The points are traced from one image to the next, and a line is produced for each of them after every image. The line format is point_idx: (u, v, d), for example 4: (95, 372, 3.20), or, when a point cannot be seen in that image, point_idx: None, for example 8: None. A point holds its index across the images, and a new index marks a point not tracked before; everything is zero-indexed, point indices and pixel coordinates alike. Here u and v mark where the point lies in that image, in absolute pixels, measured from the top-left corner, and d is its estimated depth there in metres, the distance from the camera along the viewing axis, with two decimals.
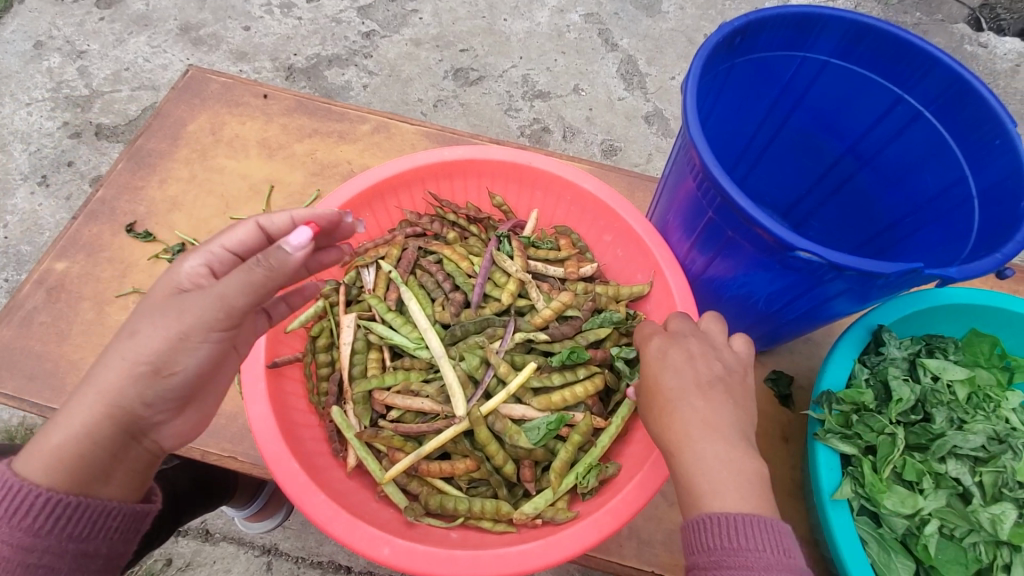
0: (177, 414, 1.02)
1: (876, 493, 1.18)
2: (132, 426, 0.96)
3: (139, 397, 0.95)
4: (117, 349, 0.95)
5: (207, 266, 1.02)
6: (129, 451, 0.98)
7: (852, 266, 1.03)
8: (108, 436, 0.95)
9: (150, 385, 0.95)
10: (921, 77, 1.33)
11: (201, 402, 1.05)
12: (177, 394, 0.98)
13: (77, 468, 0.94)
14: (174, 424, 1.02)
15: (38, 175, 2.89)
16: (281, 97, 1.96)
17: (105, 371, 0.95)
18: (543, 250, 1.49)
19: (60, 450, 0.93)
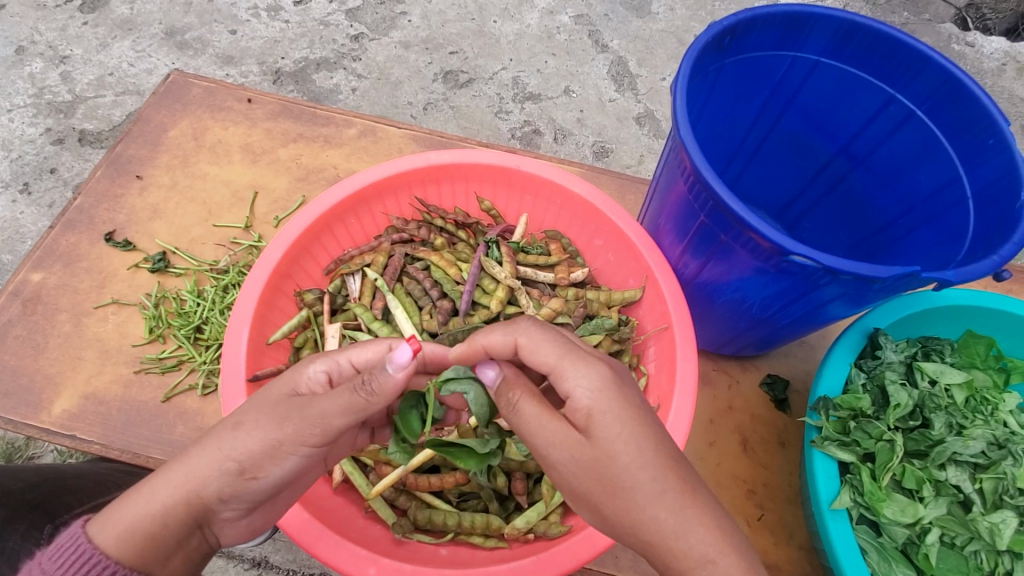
0: (246, 515, 1.00)
1: (875, 501, 1.17)
2: (203, 517, 0.95)
3: (221, 494, 0.93)
4: (218, 439, 0.94)
5: (327, 373, 0.98)
6: (190, 538, 0.96)
7: (847, 270, 1.00)
8: (179, 521, 0.93)
9: (233, 485, 0.93)
10: (913, 76, 1.31)
11: (269, 507, 1.02)
12: (254, 498, 0.96)
13: (145, 545, 0.91)
14: (237, 524, 1.00)
15: (20, 183, 2.83)
16: (265, 101, 1.92)
17: (196, 457, 0.93)
18: (533, 255, 1.46)
19: (135, 528, 0.91)
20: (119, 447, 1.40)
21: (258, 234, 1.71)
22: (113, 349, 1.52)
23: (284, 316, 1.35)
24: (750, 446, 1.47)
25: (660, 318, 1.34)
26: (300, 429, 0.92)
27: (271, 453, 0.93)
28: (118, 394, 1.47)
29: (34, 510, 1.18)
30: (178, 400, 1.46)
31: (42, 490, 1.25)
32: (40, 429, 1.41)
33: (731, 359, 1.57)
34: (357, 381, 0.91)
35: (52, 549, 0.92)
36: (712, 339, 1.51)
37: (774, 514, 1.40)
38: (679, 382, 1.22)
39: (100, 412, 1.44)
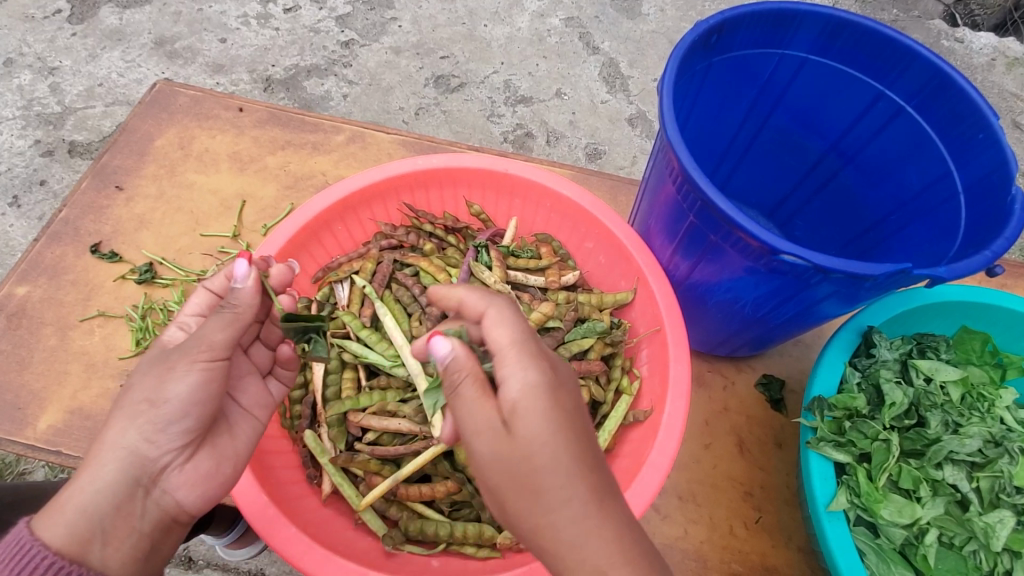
0: (188, 458, 0.97)
1: (873, 502, 1.15)
2: (139, 471, 0.92)
3: (140, 435, 0.92)
4: (125, 409, 0.93)
5: (183, 331, 1.05)
6: (135, 504, 0.91)
7: (838, 268, 0.99)
8: (111, 490, 0.89)
9: (152, 421, 0.92)
10: (901, 71, 1.30)
11: (215, 445, 1.02)
12: (177, 423, 0.94)
13: (82, 522, 0.86)
14: (185, 472, 0.97)
15: (9, 196, 2.81)
16: (253, 109, 1.91)
17: (126, 424, 0.92)
18: (523, 259, 1.44)
19: (83, 508, 0.87)
20: None
21: (246, 242, 1.69)
22: (99, 362, 1.50)
23: None
24: (746, 448, 1.45)
25: (652, 320, 1.32)
26: (192, 349, 0.95)
27: (162, 375, 0.94)
28: (104, 408, 1.44)
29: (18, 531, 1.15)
30: None
31: (23, 508, 1.22)
32: (25, 445, 1.39)
33: (725, 360, 1.56)
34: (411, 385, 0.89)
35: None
36: (706, 340, 1.50)
37: (772, 516, 1.38)
38: (673, 384, 1.21)
39: (87, 427, 1.42)
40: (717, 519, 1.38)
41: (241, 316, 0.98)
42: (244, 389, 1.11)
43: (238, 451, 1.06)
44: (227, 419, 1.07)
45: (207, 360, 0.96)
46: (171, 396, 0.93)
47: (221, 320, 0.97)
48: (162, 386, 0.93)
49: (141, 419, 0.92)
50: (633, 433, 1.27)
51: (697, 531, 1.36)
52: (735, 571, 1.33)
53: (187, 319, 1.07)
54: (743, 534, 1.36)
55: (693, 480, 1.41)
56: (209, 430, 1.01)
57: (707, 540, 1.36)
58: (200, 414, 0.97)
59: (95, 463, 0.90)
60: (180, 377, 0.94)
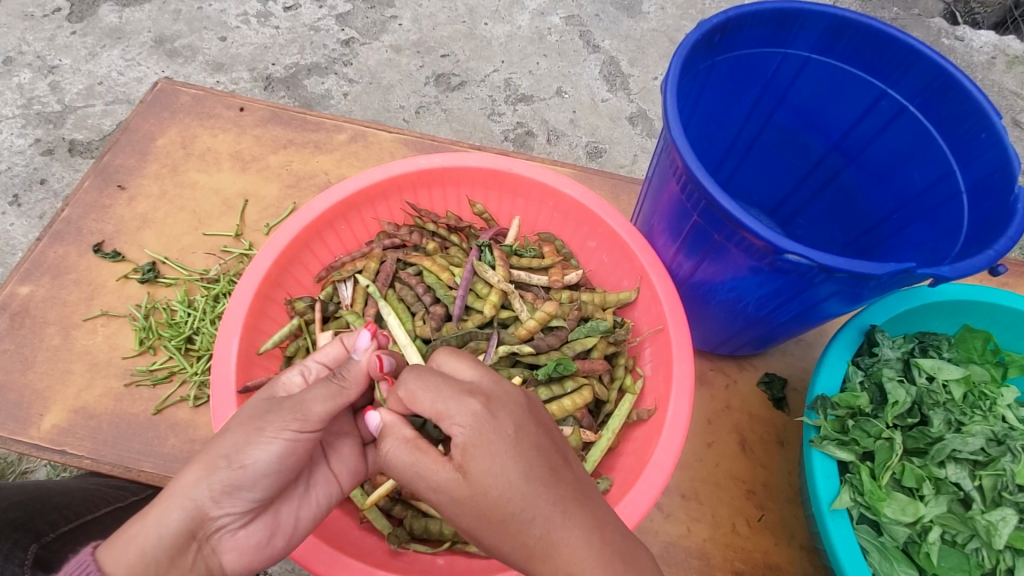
0: (248, 523, 0.95)
1: (876, 501, 1.16)
2: (199, 526, 0.91)
3: (207, 493, 0.90)
4: (197, 461, 0.91)
5: (303, 378, 1.03)
6: (186, 555, 0.91)
7: (842, 268, 0.99)
8: (172, 541, 0.90)
9: (222, 483, 0.90)
10: (904, 71, 1.31)
11: (277, 514, 0.98)
12: (249, 490, 0.92)
13: (139, 563, 0.89)
14: (237, 536, 0.95)
15: (10, 195, 2.81)
16: (255, 108, 1.91)
17: (199, 480, 0.90)
18: (526, 258, 1.44)
19: (144, 553, 0.89)
20: (110, 462, 1.38)
21: (249, 242, 1.70)
22: (103, 362, 1.50)
23: (276, 326, 1.34)
24: (748, 446, 1.46)
25: (655, 319, 1.33)
26: (283, 417, 0.91)
27: (252, 436, 0.91)
28: (108, 408, 1.45)
29: (23, 528, 1.16)
30: (169, 412, 1.44)
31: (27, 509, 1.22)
32: (29, 444, 1.39)
33: (728, 359, 1.57)
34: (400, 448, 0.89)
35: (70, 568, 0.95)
36: (709, 339, 1.50)
37: (775, 514, 1.39)
38: (676, 384, 1.21)
39: (90, 426, 1.42)
40: (720, 517, 1.38)
41: (346, 391, 0.96)
42: (335, 451, 1.07)
43: (298, 523, 1.00)
44: (308, 480, 1.02)
45: (295, 432, 0.92)
46: (250, 464, 0.91)
47: (326, 390, 0.94)
48: (245, 451, 0.90)
49: (213, 478, 0.90)
50: (636, 432, 1.28)
51: (700, 529, 1.37)
52: (738, 569, 1.34)
53: (308, 364, 1.05)
54: (745, 532, 1.37)
55: (695, 478, 1.42)
56: (278, 494, 0.98)
57: (710, 538, 1.36)
58: (273, 483, 0.94)
59: (164, 503, 0.90)
60: (265, 444, 0.91)
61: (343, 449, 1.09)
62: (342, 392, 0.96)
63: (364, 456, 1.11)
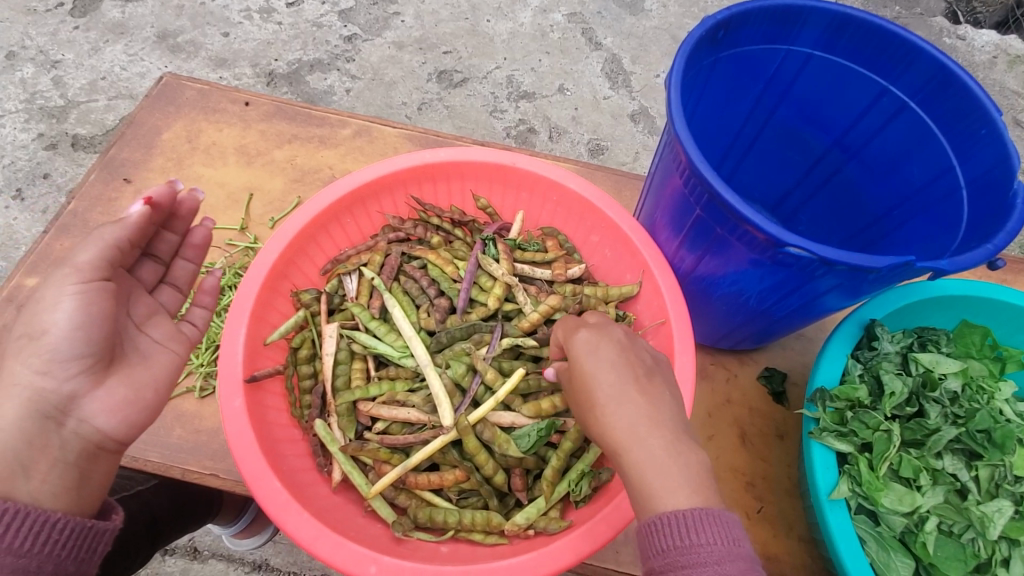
0: (99, 384, 1.06)
1: (874, 491, 1.18)
2: (50, 404, 1.02)
3: (32, 369, 1.02)
4: (18, 354, 1.03)
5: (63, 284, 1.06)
6: (49, 436, 1.02)
7: (842, 261, 1.01)
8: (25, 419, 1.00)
9: (40, 354, 1.02)
10: (905, 68, 1.32)
11: (126, 372, 1.11)
12: (81, 352, 1.04)
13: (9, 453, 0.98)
14: (98, 399, 1.06)
15: (13, 189, 2.82)
16: (260, 103, 1.92)
17: (27, 356, 1.02)
18: (530, 252, 1.47)
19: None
20: None
21: (254, 235, 1.71)
22: None
23: (282, 317, 1.35)
24: (748, 439, 1.47)
25: (657, 313, 1.34)
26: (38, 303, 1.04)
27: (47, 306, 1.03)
28: None
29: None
30: (174, 402, 1.45)
31: None
32: None
33: (728, 353, 1.58)
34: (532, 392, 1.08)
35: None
36: (710, 333, 1.51)
37: (773, 506, 1.41)
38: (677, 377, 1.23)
39: None
40: None
41: (104, 235, 1.08)
42: (149, 325, 1.19)
43: (153, 376, 1.15)
44: (136, 349, 1.15)
45: (78, 287, 1.04)
46: (52, 327, 1.02)
47: (88, 243, 1.07)
48: (44, 318, 1.02)
49: (30, 353, 1.02)
50: None
51: None
52: None
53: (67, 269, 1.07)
54: (744, 524, 1.38)
55: None
56: (115, 356, 1.10)
57: None
58: (101, 338, 1.06)
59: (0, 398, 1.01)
60: (57, 306, 1.03)
61: (162, 321, 1.22)
62: (110, 233, 1.08)
63: (175, 326, 1.24)
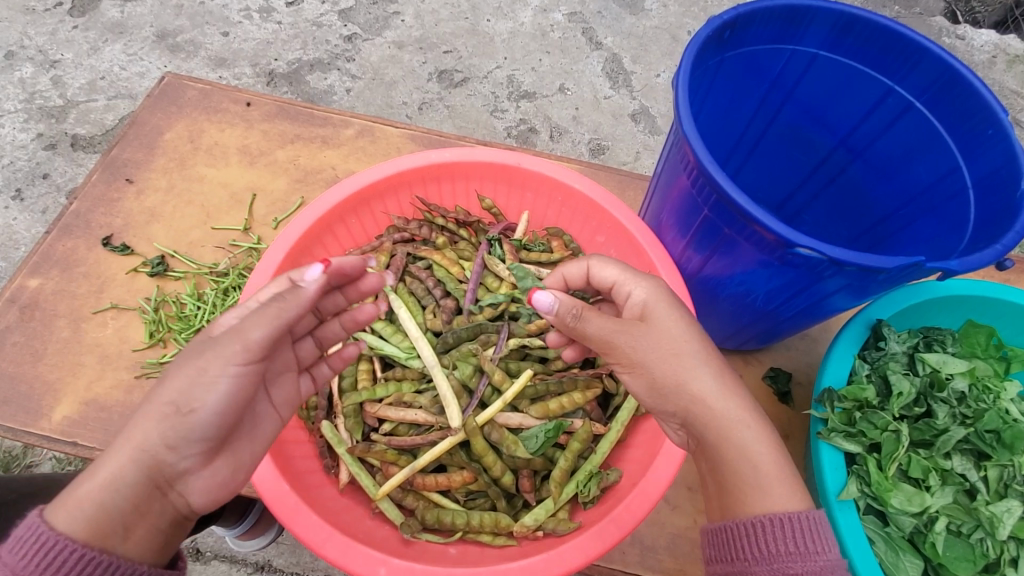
0: (207, 465, 0.95)
1: (883, 491, 1.18)
2: (160, 475, 0.91)
3: (161, 438, 0.89)
4: (154, 415, 0.89)
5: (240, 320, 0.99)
6: (152, 503, 0.91)
7: (853, 261, 1.01)
8: (131, 480, 0.88)
9: (177, 429, 0.89)
10: (911, 68, 1.32)
11: (233, 451, 0.99)
12: (205, 434, 0.92)
13: (100, 518, 0.87)
14: (201, 477, 0.95)
15: (12, 189, 2.81)
16: (262, 103, 1.91)
17: (166, 426, 0.89)
18: (535, 252, 1.47)
19: (88, 497, 0.87)
20: None
21: (257, 236, 1.71)
22: (114, 354, 1.51)
23: None
24: None
25: None
26: (223, 357, 0.91)
27: (194, 377, 0.90)
28: (119, 399, 1.45)
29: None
30: None
31: None
32: (41, 436, 1.40)
33: (733, 353, 1.58)
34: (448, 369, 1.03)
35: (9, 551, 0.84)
36: (716, 333, 1.51)
37: None
38: None
39: (102, 418, 1.43)
40: None
41: (283, 313, 0.94)
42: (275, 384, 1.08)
43: (253, 454, 1.03)
44: (253, 415, 1.03)
45: (241, 366, 0.92)
46: (201, 407, 0.90)
47: (263, 318, 0.93)
48: (193, 395, 0.90)
49: (166, 423, 0.89)
50: (645, 424, 1.27)
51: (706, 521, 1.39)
52: None
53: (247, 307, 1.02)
54: None
55: None
56: (231, 432, 0.98)
57: None
58: (224, 423, 0.93)
59: (114, 454, 0.89)
60: (214, 383, 0.91)
61: (286, 378, 1.11)
62: (282, 311, 0.95)
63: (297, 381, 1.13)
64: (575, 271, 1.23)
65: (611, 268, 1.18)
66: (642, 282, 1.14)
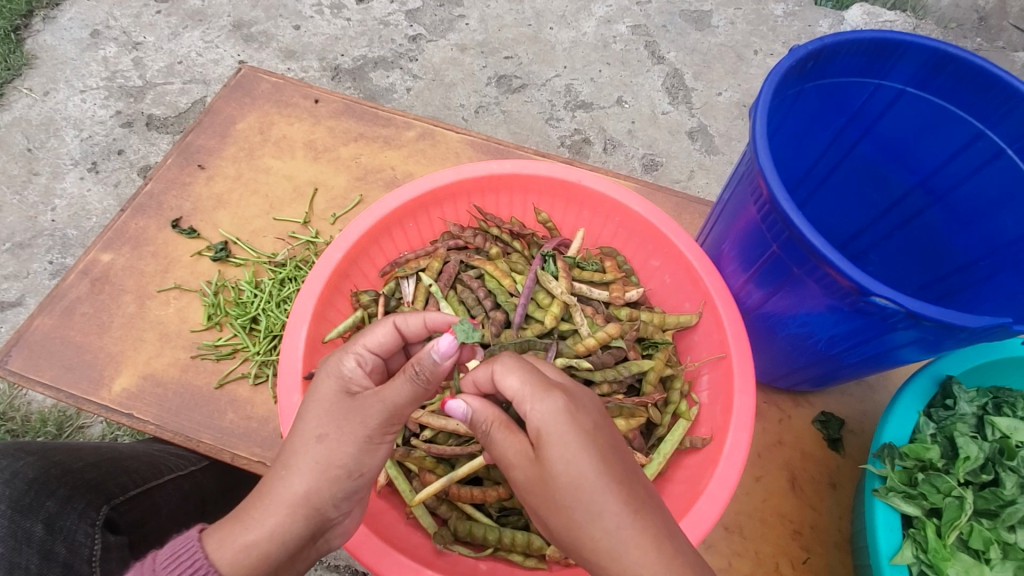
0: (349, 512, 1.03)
1: (940, 560, 1.10)
2: (318, 524, 0.97)
3: (331, 496, 0.96)
4: (307, 453, 0.95)
5: (360, 368, 1.01)
6: (306, 546, 0.98)
7: (931, 315, 0.95)
8: (297, 534, 0.95)
9: (333, 479, 0.96)
10: (1007, 112, 1.24)
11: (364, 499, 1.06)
12: (355, 493, 1.00)
13: (264, 563, 0.92)
14: (343, 522, 1.04)
15: (89, 162, 2.97)
16: (330, 100, 1.96)
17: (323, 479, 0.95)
18: (588, 272, 1.45)
19: (255, 547, 0.92)
20: (172, 429, 1.45)
21: (315, 229, 1.75)
22: (172, 333, 1.58)
23: (340, 316, 1.37)
24: (798, 485, 1.42)
25: (716, 346, 1.30)
26: (383, 425, 0.97)
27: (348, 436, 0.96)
28: (174, 376, 1.52)
29: (62, 479, 1.21)
30: (230, 387, 1.50)
31: (100, 469, 1.27)
32: (101, 405, 1.48)
33: (783, 392, 1.52)
34: (410, 374, 0.93)
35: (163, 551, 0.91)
36: (769, 370, 1.45)
37: (822, 559, 1.35)
38: (735, 415, 1.19)
39: (157, 394, 1.50)
40: (763, 555, 1.35)
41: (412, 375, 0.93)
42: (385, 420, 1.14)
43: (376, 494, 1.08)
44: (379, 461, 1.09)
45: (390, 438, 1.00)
46: (365, 468, 0.98)
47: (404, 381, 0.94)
48: (348, 453, 0.96)
49: (328, 477, 0.95)
50: (689, 460, 1.26)
51: (741, 564, 1.35)
52: None
53: (362, 352, 1.02)
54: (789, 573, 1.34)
55: (741, 511, 1.39)
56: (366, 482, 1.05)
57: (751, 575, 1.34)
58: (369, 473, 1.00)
59: (269, 501, 0.94)
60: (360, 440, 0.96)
61: None
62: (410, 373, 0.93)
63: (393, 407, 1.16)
64: (482, 377, 0.97)
65: (512, 377, 0.91)
66: (545, 399, 0.88)
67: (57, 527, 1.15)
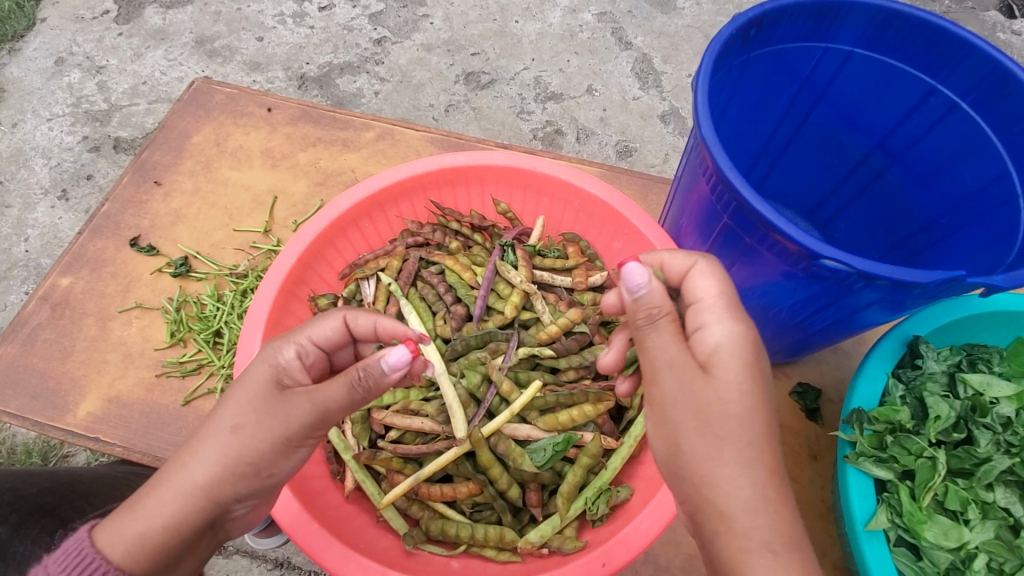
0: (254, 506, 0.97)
1: (916, 523, 1.09)
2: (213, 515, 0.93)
3: (233, 492, 0.92)
4: (219, 441, 0.91)
5: (301, 360, 0.99)
6: (201, 538, 0.94)
7: (883, 275, 0.94)
8: (193, 525, 0.91)
9: (237, 475, 0.91)
10: (955, 66, 1.23)
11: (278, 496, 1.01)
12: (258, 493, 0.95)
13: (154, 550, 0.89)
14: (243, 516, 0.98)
15: (58, 189, 2.92)
16: (285, 106, 1.93)
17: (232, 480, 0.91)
18: (550, 259, 1.43)
19: (147, 538, 0.89)
20: (140, 450, 1.43)
21: (276, 238, 1.72)
22: (136, 353, 1.55)
23: (299, 321, 1.35)
24: (779, 458, 1.40)
25: None
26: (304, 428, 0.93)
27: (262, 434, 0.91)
28: (139, 397, 1.49)
29: (16, 505, 1.19)
30: (197, 403, 1.48)
31: (55, 494, 1.25)
32: (66, 431, 1.45)
33: None
34: (352, 378, 0.91)
35: (58, 552, 0.92)
36: None
37: (804, 530, 1.34)
38: None
39: (122, 415, 1.47)
40: None
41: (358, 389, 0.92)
42: None
43: None
44: None
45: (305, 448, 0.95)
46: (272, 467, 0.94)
47: (340, 386, 0.92)
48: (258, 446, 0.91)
49: (229, 472, 0.91)
50: None
51: None
52: None
53: (305, 343, 1.00)
54: None
55: None
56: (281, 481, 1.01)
57: None
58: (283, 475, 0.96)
59: (164, 489, 0.91)
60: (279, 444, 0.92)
61: None
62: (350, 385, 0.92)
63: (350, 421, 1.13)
64: None
65: None
66: None
67: (10, 554, 1.07)
